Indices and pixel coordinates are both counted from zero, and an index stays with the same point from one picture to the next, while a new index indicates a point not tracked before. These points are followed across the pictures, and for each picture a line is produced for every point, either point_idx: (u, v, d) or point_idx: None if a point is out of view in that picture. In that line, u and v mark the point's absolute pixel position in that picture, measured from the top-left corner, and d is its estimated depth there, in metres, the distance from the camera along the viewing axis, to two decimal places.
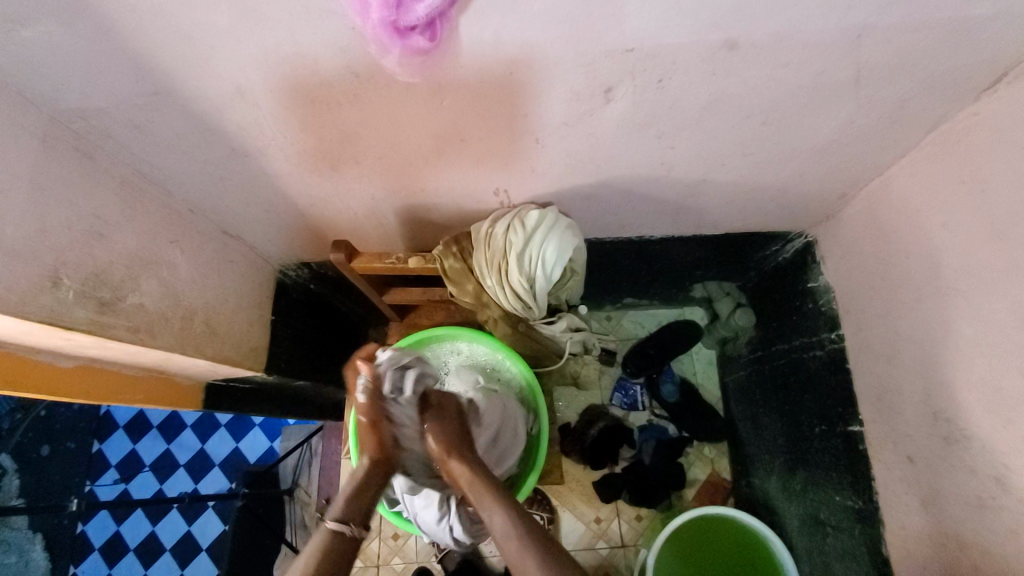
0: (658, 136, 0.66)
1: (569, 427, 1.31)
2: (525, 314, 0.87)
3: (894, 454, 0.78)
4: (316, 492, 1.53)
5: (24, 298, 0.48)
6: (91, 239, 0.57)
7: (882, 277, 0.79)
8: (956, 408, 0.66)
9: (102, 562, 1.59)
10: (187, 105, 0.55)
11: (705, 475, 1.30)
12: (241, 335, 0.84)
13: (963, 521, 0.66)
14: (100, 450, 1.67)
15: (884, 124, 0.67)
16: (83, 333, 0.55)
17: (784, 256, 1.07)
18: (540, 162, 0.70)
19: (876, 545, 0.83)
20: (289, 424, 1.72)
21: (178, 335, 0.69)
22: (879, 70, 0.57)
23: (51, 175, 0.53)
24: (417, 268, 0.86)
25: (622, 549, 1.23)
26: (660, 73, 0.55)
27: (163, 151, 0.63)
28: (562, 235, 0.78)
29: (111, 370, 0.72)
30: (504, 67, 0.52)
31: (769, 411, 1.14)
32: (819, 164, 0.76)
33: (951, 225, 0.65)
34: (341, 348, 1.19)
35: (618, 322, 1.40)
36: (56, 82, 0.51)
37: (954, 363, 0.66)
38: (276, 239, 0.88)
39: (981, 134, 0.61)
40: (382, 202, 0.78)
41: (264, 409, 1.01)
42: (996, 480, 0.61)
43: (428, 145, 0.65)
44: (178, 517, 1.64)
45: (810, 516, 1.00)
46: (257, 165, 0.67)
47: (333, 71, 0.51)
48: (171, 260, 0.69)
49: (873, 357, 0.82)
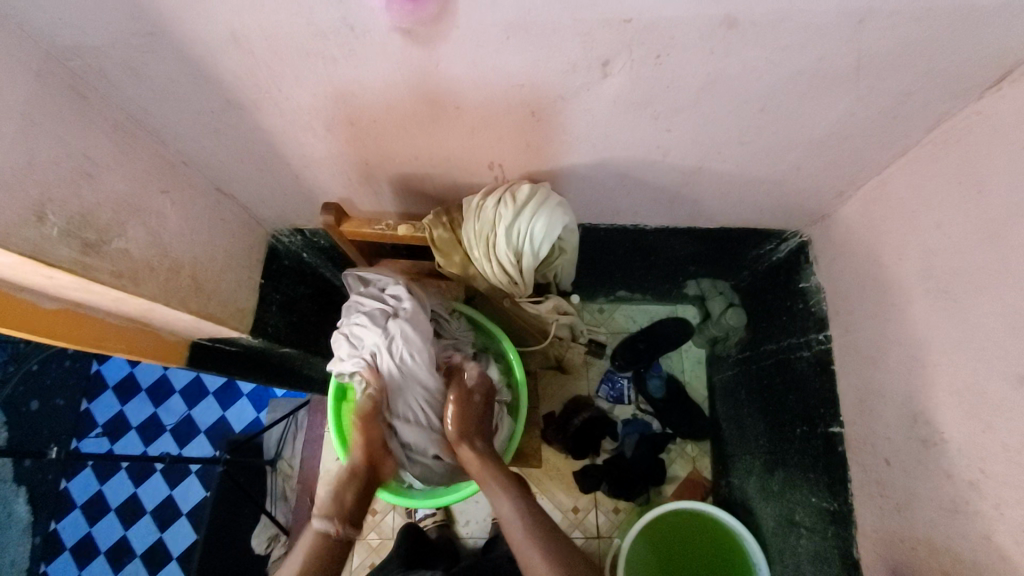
0: (655, 118, 0.66)
1: (553, 416, 1.33)
2: (512, 289, 0.85)
3: (871, 456, 0.78)
4: (299, 465, 1.55)
5: (7, 229, 0.48)
6: (80, 179, 0.57)
7: (873, 277, 0.78)
8: (936, 410, 0.66)
9: (82, 520, 1.61)
10: (184, 49, 0.55)
11: (686, 473, 1.31)
12: (228, 294, 0.84)
13: (934, 524, 0.66)
14: (87, 410, 1.69)
15: (885, 120, 0.67)
16: (66, 272, 0.55)
17: (779, 256, 1.07)
18: (536, 136, 0.70)
19: (848, 547, 0.83)
20: (277, 396, 1.73)
21: (163, 285, 0.69)
22: (881, 59, 0.57)
23: (44, 111, 0.53)
24: (406, 236, 0.84)
25: (597, 539, 1.26)
26: (660, 48, 0.54)
27: (159, 98, 0.63)
28: (553, 212, 0.75)
29: (95, 319, 0.73)
30: (502, 30, 0.52)
31: (753, 412, 1.14)
32: (816, 158, 0.76)
33: (944, 226, 0.65)
34: (331, 319, 1.19)
35: (611, 315, 1.41)
36: (52, 13, 0.50)
37: (937, 366, 0.66)
38: (271, 202, 0.88)
39: (981, 134, 0.61)
40: (377, 167, 0.78)
41: (249, 375, 1.04)
42: (969, 484, 0.61)
43: (424, 111, 0.65)
44: (161, 480, 1.65)
45: (785, 516, 1.01)
46: (253, 120, 0.67)
47: (331, 24, 0.51)
48: (160, 210, 0.69)
49: (858, 358, 0.82)
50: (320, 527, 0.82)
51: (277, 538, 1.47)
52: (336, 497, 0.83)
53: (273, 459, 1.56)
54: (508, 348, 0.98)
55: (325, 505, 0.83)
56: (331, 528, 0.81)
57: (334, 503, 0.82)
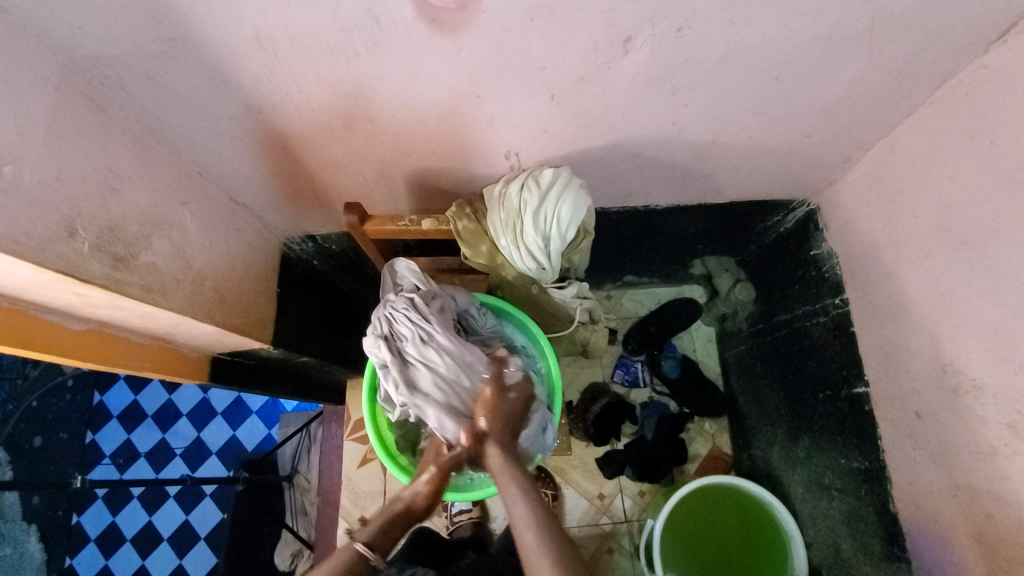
0: (672, 94, 0.67)
1: (571, 406, 1.34)
2: (538, 276, 0.85)
3: (901, 411, 0.79)
4: (316, 478, 1.50)
5: (41, 246, 0.47)
6: (106, 193, 0.56)
7: (888, 237, 0.80)
8: (966, 359, 0.67)
9: (99, 553, 1.58)
10: (204, 54, 0.54)
11: (706, 450, 1.33)
12: (249, 304, 0.83)
13: (974, 469, 0.68)
14: (93, 441, 1.65)
15: (893, 79, 0.68)
16: (99, 287, 0.54)
17: (786, 227, 1.08)
18: (553, 121, 0.70)
19: (884, 503, 0.84)
20: (288, 411, 1.71)
21: (189, 297, 0.68)
22: (893, 19, 0.58)
23: (66, 124, 0.52)
24: (431, 231, 0.84)
25: (625, 524, 1.26)
26: (681, 21, 0.55)
27: (175, 106, 0.62)
28: (577, 193, 0.76)
29: (121, 338, 0.71)
30: (526, 12, 0.52)
31: (771, 382, 1.16)
32: (826, 124, 0.77)
33: (959, 178, 0.67)
34: (344, 326, 1.18)
35: (619, 301, 1.42)
36: (72, 24, 0.49)
37: (962, 315, 0.67)
38: (284, 209, 0.87)
39: (989, 86, 0.63)
40: (392, 164, 0.78)
41: (269, 388, 1.03)
42: (1007, 426, 0.62)
43: (443, 102, 0.65)
44: (176, 506, 1.63)
45: (814, 481, 1.02)
46: (269, 123, 0.67)
47: (355, 17, 0.51)
48: (181, 222, 0.68)
49: (879, 317, 0.83)
50: (361, 550, 0.72)
51: (301, 553, 1.41)
52: (385, 527, 0.77)
53: (290, 474, 1.55)
54: (542, 338, 0.96)
55: (373, 533, 0.75)
56: (370, 553, 0.72)
57: (378, 530, 0.76)
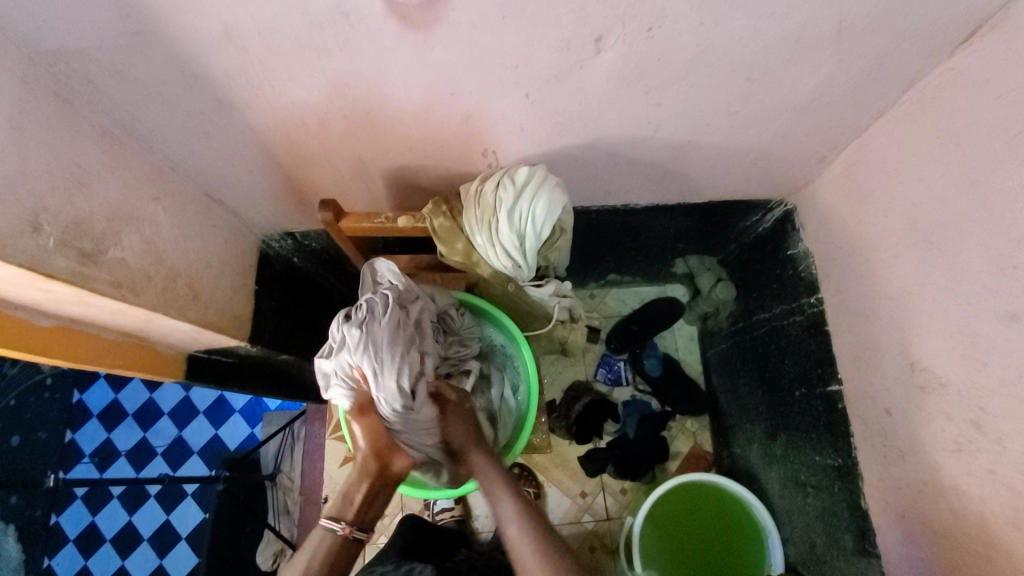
0: (646, 93, 0.67)
1: (554, 404, 1.34)
2: (515, 275, 0.86)
3: (872, 409, 0.81)
4: (299, 478, 1.51)
5: (4, 241, 0.47)
6: (73, 188, 0.55)
7: (860, 237, 0.81)
8: (932, 356, 0.69)
9: (78, 554, 1.55)
10: (172, 48, 0.54)
11: (687, 448, 1.34)
12: (225, 301, 0.83)
13: (939, 465, 0.69)
14: (72, 440, 1.63)
15: (863, 81, 0.69)
16: (65, 283, 0.54)
17: (765, 226, 1.09)
18: (528, 119, 0.70)
19: (856, 499, 0.85)
20: (271, 410, 1.70)
21: (161, 294, 0.68)
22: (860, 21, 0.59)
23: (30, 117, 0.52)
24: (407, 228, 0.84)
25: (607, 522, 1.27)
26: (651, 21, 0.55)
27: (146, 101, 0.62)
28: (552, 192, 0.76)
29: (91, 335, 0.71)
30: (496, 11, 0.52)
31: (750, 380, 1.17)
32: (799, 125, 0.78)
33: (926, 179, 0.68)
34: (324, 324, 1.18)
35: (601, 299, 1.42)
36: (35, 17, 0.49)
37: (929, 314, 0.68)
38: (261, 206, 0.87)
39: (955, 89, 0.64)
40: (369, 162, 0.78)
41: (249, 387, 1.02)
42: (970, 423, 0.63)
43: (418, 99, 0.65)
44: (157, 506, 1.61)
45: (790, 478, 1.03)
46: (243, 119, 0.66)
47: (324, 12, 0.51)
48: (153, 218, 0.68)
49: (851, 316, 0.84)
50: (327, 526, 0.79)
51: (283, 552, 1.42)
52: (346, 495, 0.81)
53: (272, 474, 1.52)
54: (519, 335, 0.96)
55: (336, 504, 0.81)
56: (339, 527, 0.79)
57: (344, 502, 0.81)
